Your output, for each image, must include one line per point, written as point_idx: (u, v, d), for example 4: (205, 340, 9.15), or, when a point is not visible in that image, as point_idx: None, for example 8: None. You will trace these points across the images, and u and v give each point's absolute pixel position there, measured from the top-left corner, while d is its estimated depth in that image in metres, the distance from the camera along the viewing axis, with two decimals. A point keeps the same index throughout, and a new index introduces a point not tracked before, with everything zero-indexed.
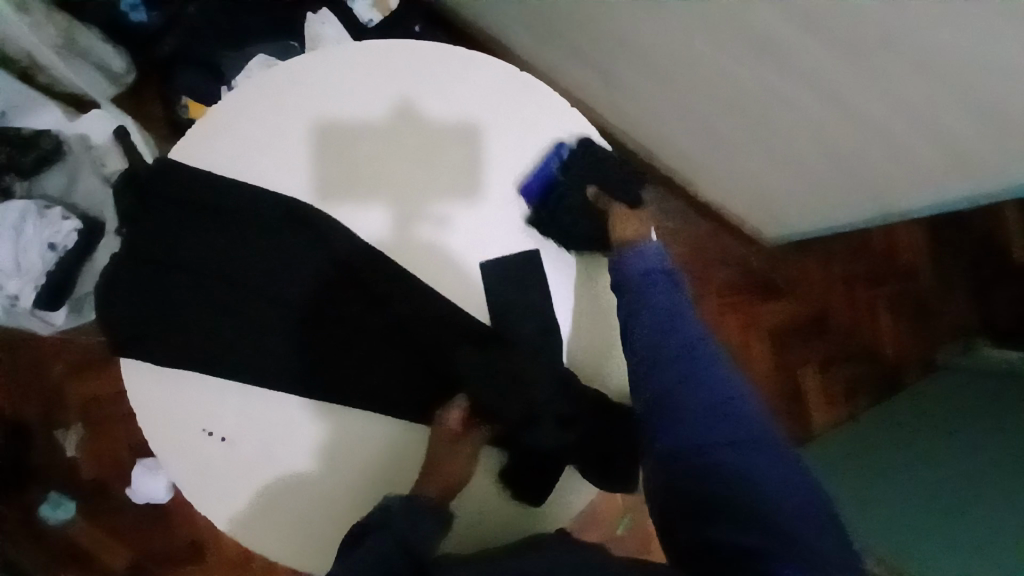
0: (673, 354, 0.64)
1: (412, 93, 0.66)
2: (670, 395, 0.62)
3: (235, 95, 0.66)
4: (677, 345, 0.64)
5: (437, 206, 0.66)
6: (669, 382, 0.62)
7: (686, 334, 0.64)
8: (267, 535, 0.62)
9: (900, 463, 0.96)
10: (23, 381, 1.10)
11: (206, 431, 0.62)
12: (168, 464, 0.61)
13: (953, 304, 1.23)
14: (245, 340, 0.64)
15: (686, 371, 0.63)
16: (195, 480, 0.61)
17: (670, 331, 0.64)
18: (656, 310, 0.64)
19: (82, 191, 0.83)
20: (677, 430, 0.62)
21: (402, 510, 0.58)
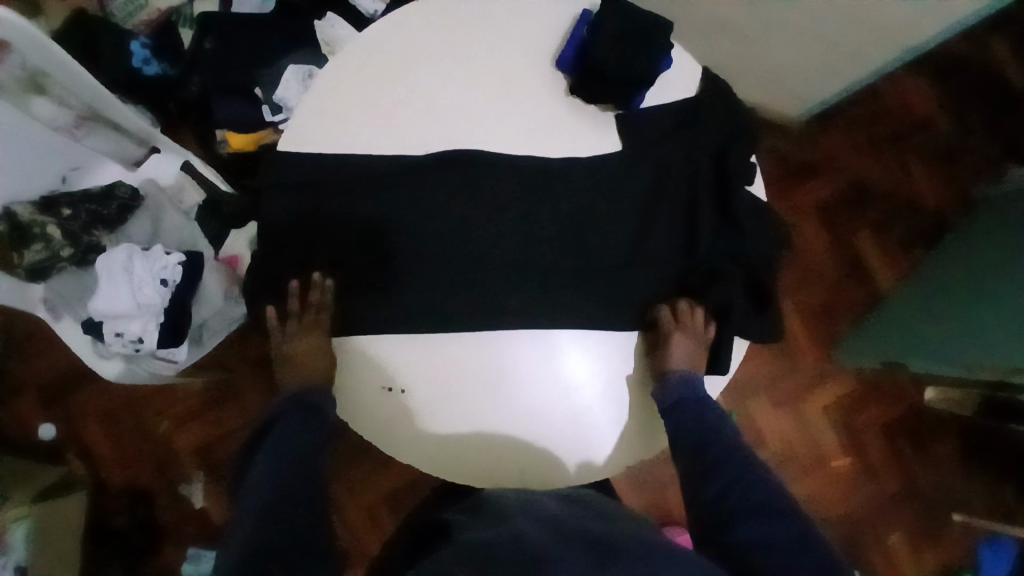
0: (703, 425, 0.67)
1: (478, 32, 0.71)
2: (701, 450, 0.65)
3: (319, 79, 0.70)
4: (704, 423, 0.67)
5: (529, 132, 0.69)
6: (684, 436, 0.66)
7: (706, 407, 0.68)
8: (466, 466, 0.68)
9: (991, 273, 1.02)
10: (133, 447, 1.12)
11: (386, 387, 0.68)
12: (363, 423, 0.69)
13: (975, 139, 1.28)
14: (393, 302, 0.69)
15: (671, 420, 0.67)
16: (370, 427, 0.69)
17: (683, 409, 0.67)
18: (685, 392, 0.67)
19: (167, 230, 0.87)
20: (709, 475, 0.64)
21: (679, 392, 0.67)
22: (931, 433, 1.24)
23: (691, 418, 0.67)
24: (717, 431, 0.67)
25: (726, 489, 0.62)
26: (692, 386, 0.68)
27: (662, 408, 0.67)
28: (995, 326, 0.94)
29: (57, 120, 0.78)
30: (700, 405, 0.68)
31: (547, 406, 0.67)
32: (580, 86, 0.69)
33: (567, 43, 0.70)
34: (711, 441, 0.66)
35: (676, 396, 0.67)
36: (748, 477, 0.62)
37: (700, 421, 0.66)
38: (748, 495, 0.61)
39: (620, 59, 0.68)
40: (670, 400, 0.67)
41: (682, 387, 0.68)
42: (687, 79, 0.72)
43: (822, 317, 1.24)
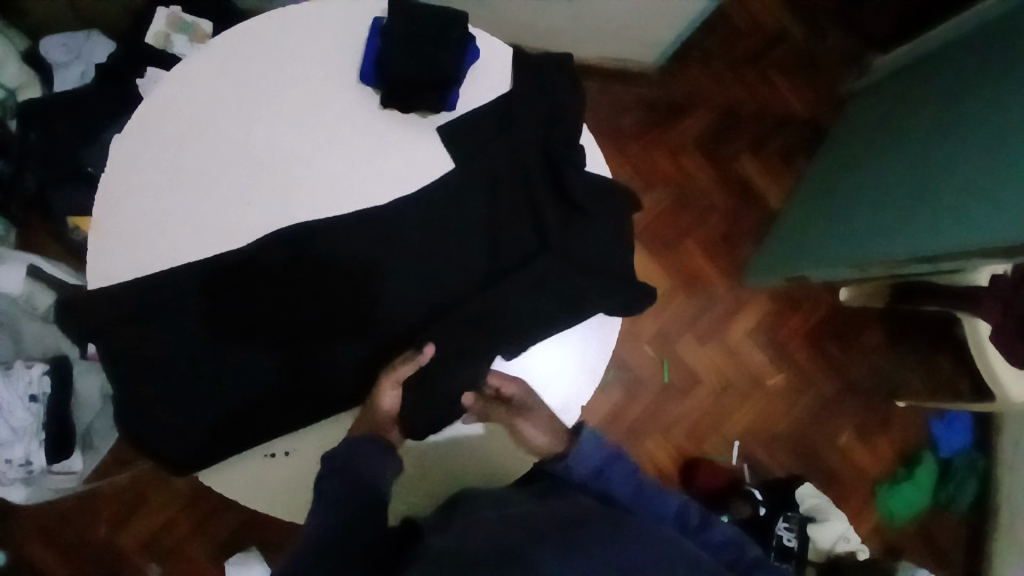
0: (637, 492, 0.61)
1: (274, 69, 0.68)
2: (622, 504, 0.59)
3: (121, 155, 0.66)
4: (635, 486, 0.61)
5: (351, 158, 0.67)
6: (623, 511, 0.59)
7: (627, 465, 0.62)
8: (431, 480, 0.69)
9: (887, 165, 1.02)
10: (75, 558, 1.09)
11: (271, 454, 0.67)
12: (255, 496, 0.67)
13: (830, 40, 1.30)
14: (262, 367, 0.67)
15: (597, 498, 0.60)
16: (271, 499, 0.67)
17: (605, 479, 0.61)
18: (594, 454, 0.61)
19: (30, 340, 0.83)
20: (640, 524, 0.59)
21: (576, 456, 0.61)
22: (855, 331, 1.28)
23: (603, 482, 0.60)
24: (655, 491, 0.61)
25: (678, 515, 0.60)
26: (601, 442, 0.62)
27: (582, 482, 0.61)
28: (898, 218, 0.94)
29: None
30: (620, 458, 0.62)
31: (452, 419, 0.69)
32: (391, 99, 0.67)
33: (367, 59, 0.68)
34: (661, 513, 0.59)
35: (592, 457, 0.61)
36: (715, 529, 0.59)
37: (618, 479, 0.61)
38: (727, 547, 0.58)
39: (420, 64, 0.66)
40: (585, 472, 0.61)
41: (593, 449, 0.62)
42: (499, 71, 0.71)
43: (729, 247, 1.26)
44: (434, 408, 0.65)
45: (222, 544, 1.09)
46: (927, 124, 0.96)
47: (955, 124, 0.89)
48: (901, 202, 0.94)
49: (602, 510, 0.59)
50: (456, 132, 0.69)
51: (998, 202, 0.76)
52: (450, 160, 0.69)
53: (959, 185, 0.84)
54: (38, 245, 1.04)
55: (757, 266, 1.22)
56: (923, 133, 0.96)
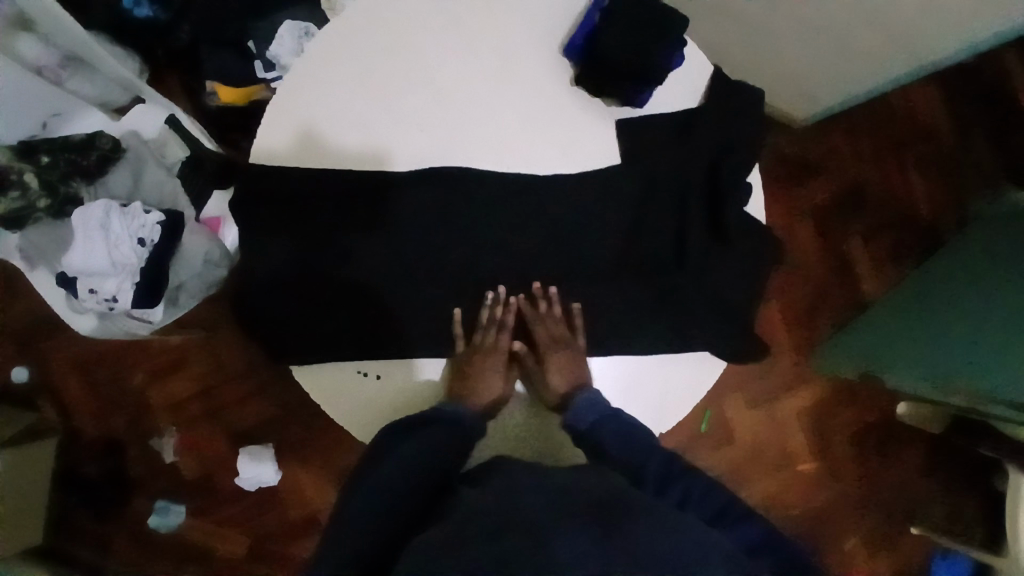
0: (628, 442, 0.63)
1: (484, 8, 0.68)
2: (604, 453, 0.62)
3: (317, 43, 0.66)
4: (630, 438, 0.63)
5: (528, 119, 0.67)
6: (614, 453, 0.62)
7: (621, 421, 0.64)
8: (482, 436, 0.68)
9: (998, 293, 0.98)
10: (101, 398, 1.11)
11: (362, 371, 0.66)
12: (335, 407, 0.66)
13: (977, 156, 1.27)
14: (379, 289, 0.68)
15: (590, 446, 0.63)
16: (355, 415, 0.66)
17: (601, 430, 0.63)
18: (589, 412, 0.65)
19: (149, 185, 0.84)
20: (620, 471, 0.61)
21: (587, 411, 0.65)
22: (897, 444, 1.26)
23: (596, 434, 0.63)
24: (644, 444, 0.63)
25: (663, 471, 0.61)
26: (599, 405, 0.65)
27: (578, 431, 0.64)
28: (997, 353, 0.91)
29: (38, 59, 0.81)
30: (615, 418, 0.64)
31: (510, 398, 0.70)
32: (585, 78, 0.67)
33: (576, 30, 0.68)
34: (651, 456, 0.62)
35: (586, 417, 0.64)
36: (693, 485, 0.61)
37: (608, 429, 0.63)
38: (710, 503, 0.59)
39: (629, 52, 0.65)
40: (581, 423, 0.64)
41: (588, 407, 0.65)
42: (693, 87, 0.70)
43: (807, 322, 1.25)
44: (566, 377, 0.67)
45: (242, 432, 1.11)
46: None
47: None
48: (992, 338, 0.93)
49: (591, 452, 0.63)
50: (632, 130, 0.69)
51: None
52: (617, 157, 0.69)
53: None
54: (171, 96, 1.05)
55: (831, 348, 1.21)
56: None
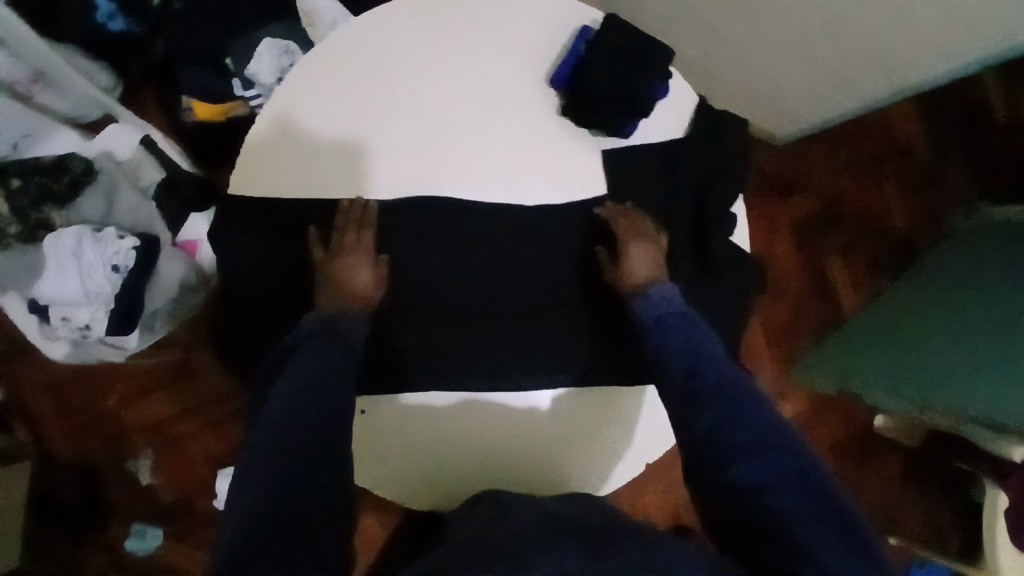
0: (689, 343, 0.64)
1: (469, 38, 0.67)
2: (663, 348, 0.64)
3: (297, 71, 0.65)
4: (691, 343, 0.64)
5: (512, 149, 0.67)
6: (671, 350, 0.64)
7: (695, 327, 0.65)
8: (487, 466, 0.68)
9: (978, 309, 0.99)
10: (75, 420, 1.08)
11: None
12: None
13: (952, 171, 1.29)
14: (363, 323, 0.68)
15: (653, 334, 0.66)
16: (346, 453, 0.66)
17: (667, 326, 0.65)
18: (665, 305, 0.66)
19: (123, 209, 0.82)
20: (671, 365, 0.63)
21: (644, 308, 0.66)
22: (874, 455, 1.28)
23: (660, 329, 0.65)
24: (709, 355, 0.63)
25: (714, 386, 0.61)
26: (675, 302, 0.67)
27: (641, 323, 0.66)
28: (980, 370, 0.92)
29: (12, 74, 0.78)
30: (684, 318, 0.66)
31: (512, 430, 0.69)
32: (570, 107, 0.67)
33: (562, 61, 0.67)
34: (705, 365, 0.62)
35: (657, 309, 0.66)
36: (745, 414, 0.59)
37: (676, 329, 0.65)
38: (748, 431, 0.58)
39: (615, 85, 0.65)
40: (652, 312, 0.66)
41: (662, 301, 0.67)
42: (675, 115, 0.70)
43: (789, 335, 1.27)
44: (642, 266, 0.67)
45: (221, 453, 1.09)
46: None
47: None
48: (968, 364, 0.95)
49: (652, 347, 0.65)
50: (617, 161, 0.69)
51: None
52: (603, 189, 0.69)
53: None
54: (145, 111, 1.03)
55: (812, 361, 1.23)
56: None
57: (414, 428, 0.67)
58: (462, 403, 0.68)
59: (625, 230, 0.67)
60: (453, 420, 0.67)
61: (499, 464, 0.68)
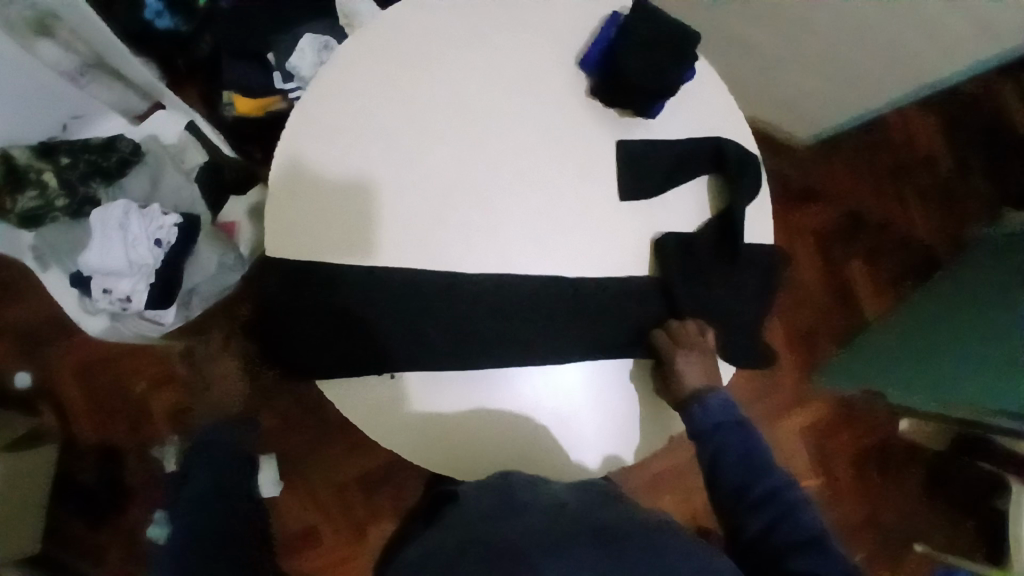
0: (746, 454, 0.65)
1: (506, 26, 0.70)
2: (719, 458, 0.65)
3: (342, 51, 0.68)
4: (746, 451, 0.65)
5: (546, 132, 0.70)
6: (728, 460, 0.65)
7: (749, 436, 0.66)
8: (519, 442, 0.68)
9: (997, 311, 1.00)
10: (105, 405, 1.11)
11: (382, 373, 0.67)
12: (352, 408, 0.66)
13: (974, 184, 1.30)
14: (407, 296, 0.66)
15: (710, 446, 0.66)
16: (379, 421, 0.66)
17: (723, 433, 0.66)
18: (719, 414, 0.67)
19: (166, 189, 0.86)
20: (729, 475, 0.64)
21: (698, 416, 0.67)
22: (898, 466, 1.27)
23: (716, 437, 0.66)
24: (763, 464, 0.65)
25: (771, 491, 0.63)
26: (730, 409, 0.68)
27: (698, 430, 0.67)
28: (1002, 366, 0.91)
29: (59, 65, 0.80)
30: (740, 427, 0.67)
31: (547, 406, 0.69)
32: (601, 89, 0.70)
33: (593, 44, 0.70)
34: (762, 476, 0.64)
35: (714, 416, 0.67)
36: (801, 515, 0.60)
37: (733, 438, 0.66)
38: (806, 535, 0.59)
39: (646, 66, 0.67)
40: (708, 420, 0.67)
41: (718, 410, 0.67)
42: (705, 102, 0.72)
43: (810, 341, 1.26)
44: (694, 378, 0.67)
45: None
46: None
47: None
48: (988, 360, 0.94)
49: (707, 455, 0.66)
50: (647, 144, 0.71)
51: None
52: (630, 171, 0.70)
53: None
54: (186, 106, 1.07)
55: (835, 367, 1.22)
56: None
57: (415, 400, 0.67)
58: (508, 379, 0.68)
59: (676, 344, 0.68)
60: (451, 397, 0.67)
61: (531, 440, 0.68)
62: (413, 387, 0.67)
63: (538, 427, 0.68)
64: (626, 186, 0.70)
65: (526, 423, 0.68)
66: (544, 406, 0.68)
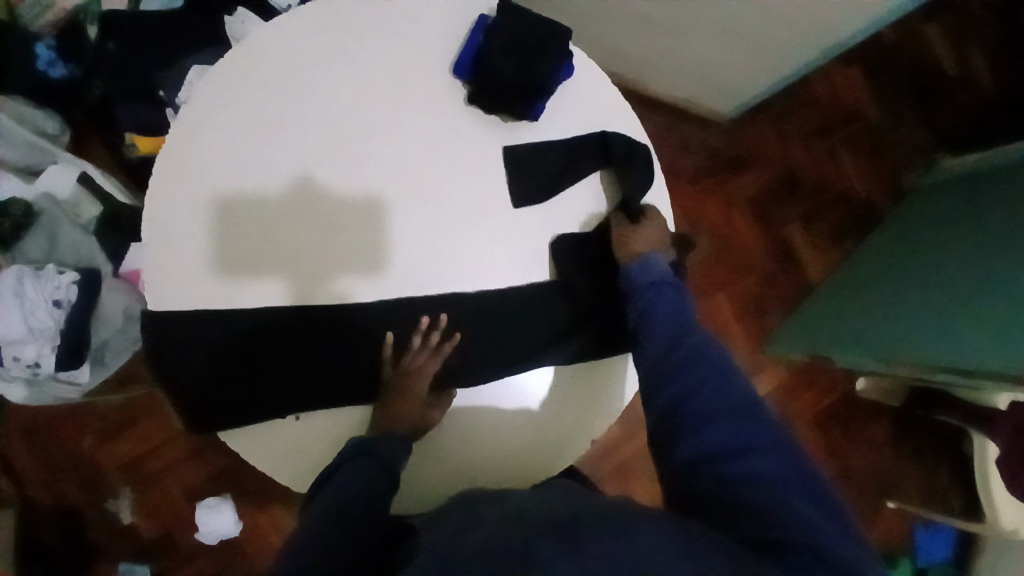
0: (674, 313, 0.65)
1: (371, 38, 0.68)
2: (645, 316, 0.65)
3: (203, 89, 0.67)
4: (673, 314, 0.65)
5: (425, 143, 0.68)
6: (654, 317, 0.65)
7: (679, 298, 0.66)
8: (450, 462, 0.67)
9: (934, 266, 0.99)
10: (54, 466, 1.09)
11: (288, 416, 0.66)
12: (263, 457, 0.65)
13: (907, 131, 1.29)
14: (304, 333, 0.66)
15: (640, 301, 0.66)
16: (290, 462, 0.66)
17: (655, 291, 0.66)
18: (656, 270, 0.67)
19: (65, 247, 0.83)
20: (653, 335, 0.64)
21: (639, 272, 0.67)
22: (861, 423, 1.27)
23: (647, 293, 0.66)
24: (688, 326, 0.64)
25: (692, 353, 0.62)
26: (663, 270, 0.67)
27: (632, 285, 0.67)
28: (943, 319, 0.90)
29: None
30: (673, 289, 0.67)
31: (468, 424, 0.68)
32: (477, 96, 0.68)
33: (464, 50, 0.69)
34: (685, 335, 0.63)
35: (651, 273, 0.67)
36: (719, 377, 0.60)
37: (662, 300, 0.65)
38: (720, 397, 0.59)
39: (515, 68, 0.66)
40: (642, 275, 0.66)
41: (659, 271, 0.67)
42: (588, 96, 0.70)
43: (758, 310, 1.26)
44: (646, 239, 0.68)
45: (196, 483, 1.10)
46: (990, 231, 0.93)
47: (1019, 237, 0.86)
48: (921, 310, 0.96)
49: (636, 311, 0.66)
50: (532, 147, 0.69)
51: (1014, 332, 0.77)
52: (515, 178, 0.69)
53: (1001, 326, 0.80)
54: (92, 154, 1.05)
55: (781, 333, 1.22)
56: (983, 241, 0.92)
57: (333, 428, 0.66)
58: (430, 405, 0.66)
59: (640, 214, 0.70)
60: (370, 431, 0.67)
61: (460, 458, 0.68)
62: (325, 421, 0.66)
63: (464, 444, 0.68)
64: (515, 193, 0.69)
65: (449, 442, 0.67)
66: (465, 423, 0.68)
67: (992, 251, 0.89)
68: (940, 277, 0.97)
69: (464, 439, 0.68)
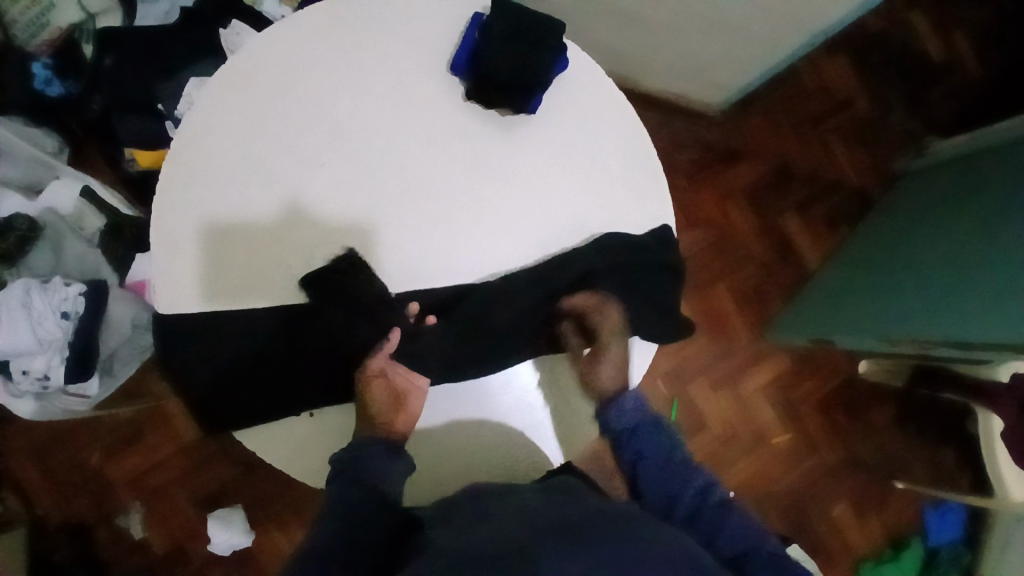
0: (661, 469, 0.64)
1: (368, 42, 0.70)
2: (641, 469, 0.64)
3: (205, 96, 0.68)
4: (663, 461, 0.65)
5: (424, 141, 0.69)
6: (643, 468, 0.64)
7: (662, 438, 0.66)
8: (460, 453, 0.68)
9: (928, 246, 1.00)
10: (63, 483, 1.09)
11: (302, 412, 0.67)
12: (278, 454, 0.66)
13: (896, 118, 1.31)
14: (313, 330, 0.66)
15: (625, 449, 0.66)
16: (302, 458, 0.66)
17: (640, 436, 0.65)
18: (633, 413, 0.66)
19: (70, 258, 0.84)
20: (652, 488, 0.63)
21: (614, 415, 0.66)
22: (866, 407, 1.27)
23: (630, 442, 0.65)
24: (681, 468, 0.64)
25: (696, 498, 0.62)
26: (643, 407, 0.67)
27: (612, 433, 0.66)
28: (938, 296, 0.92)
29: None
30: (654, 424, 0.67)
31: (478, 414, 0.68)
32: (474, 92, 0.69)
33: (460, 48, 0.70)
34: (687, 482, 0.63)
35: (628, 416, 0.66)
36: (728, 516, 0.60)
37: (646, 443, 0.65)
38: (739, 540, 0.59)
39: (512, 67, 0.68)
40: (618, 421, 0.66)
41: (631, 409, 0.66)
42: (582, 89, 0.72)
43: (758, 300, 1.27)
44: (609, 368, 0.67)
45: (207, 494, 1.10)
46: (981, 210, 0.94)
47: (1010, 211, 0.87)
48: (917, 290, 0.97)
49: (628, 460, 0.65)
50: (529, 141, 0.70)
51: (1011, 303, 0.78)
52: (515, 171, 0.70)
53: (999, 296, 0.81)
54: (94, 170, 1.06)
55: (782, 321, 1.23)
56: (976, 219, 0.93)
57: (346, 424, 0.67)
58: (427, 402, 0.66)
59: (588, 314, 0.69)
60: None
61: (469, 450, 0.68)
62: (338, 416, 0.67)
63: (473, 436, 0.68)
64: (516, 186, 0.70)
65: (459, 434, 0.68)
66: (475, 414, 0.68)
67: (984, 228, 0.90)
68: (933, 257, 0.98)
69: (475, 430, 0.68)
